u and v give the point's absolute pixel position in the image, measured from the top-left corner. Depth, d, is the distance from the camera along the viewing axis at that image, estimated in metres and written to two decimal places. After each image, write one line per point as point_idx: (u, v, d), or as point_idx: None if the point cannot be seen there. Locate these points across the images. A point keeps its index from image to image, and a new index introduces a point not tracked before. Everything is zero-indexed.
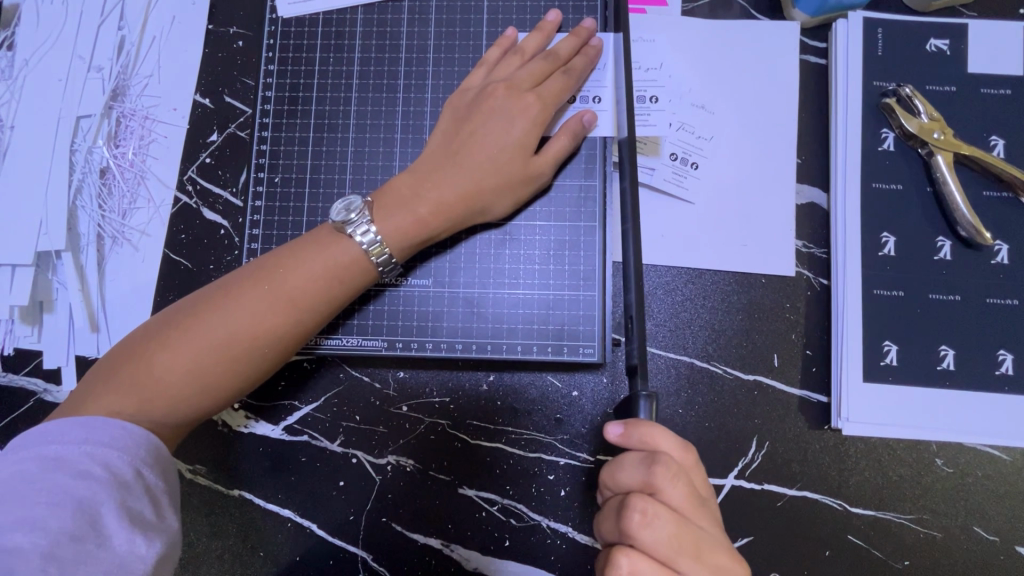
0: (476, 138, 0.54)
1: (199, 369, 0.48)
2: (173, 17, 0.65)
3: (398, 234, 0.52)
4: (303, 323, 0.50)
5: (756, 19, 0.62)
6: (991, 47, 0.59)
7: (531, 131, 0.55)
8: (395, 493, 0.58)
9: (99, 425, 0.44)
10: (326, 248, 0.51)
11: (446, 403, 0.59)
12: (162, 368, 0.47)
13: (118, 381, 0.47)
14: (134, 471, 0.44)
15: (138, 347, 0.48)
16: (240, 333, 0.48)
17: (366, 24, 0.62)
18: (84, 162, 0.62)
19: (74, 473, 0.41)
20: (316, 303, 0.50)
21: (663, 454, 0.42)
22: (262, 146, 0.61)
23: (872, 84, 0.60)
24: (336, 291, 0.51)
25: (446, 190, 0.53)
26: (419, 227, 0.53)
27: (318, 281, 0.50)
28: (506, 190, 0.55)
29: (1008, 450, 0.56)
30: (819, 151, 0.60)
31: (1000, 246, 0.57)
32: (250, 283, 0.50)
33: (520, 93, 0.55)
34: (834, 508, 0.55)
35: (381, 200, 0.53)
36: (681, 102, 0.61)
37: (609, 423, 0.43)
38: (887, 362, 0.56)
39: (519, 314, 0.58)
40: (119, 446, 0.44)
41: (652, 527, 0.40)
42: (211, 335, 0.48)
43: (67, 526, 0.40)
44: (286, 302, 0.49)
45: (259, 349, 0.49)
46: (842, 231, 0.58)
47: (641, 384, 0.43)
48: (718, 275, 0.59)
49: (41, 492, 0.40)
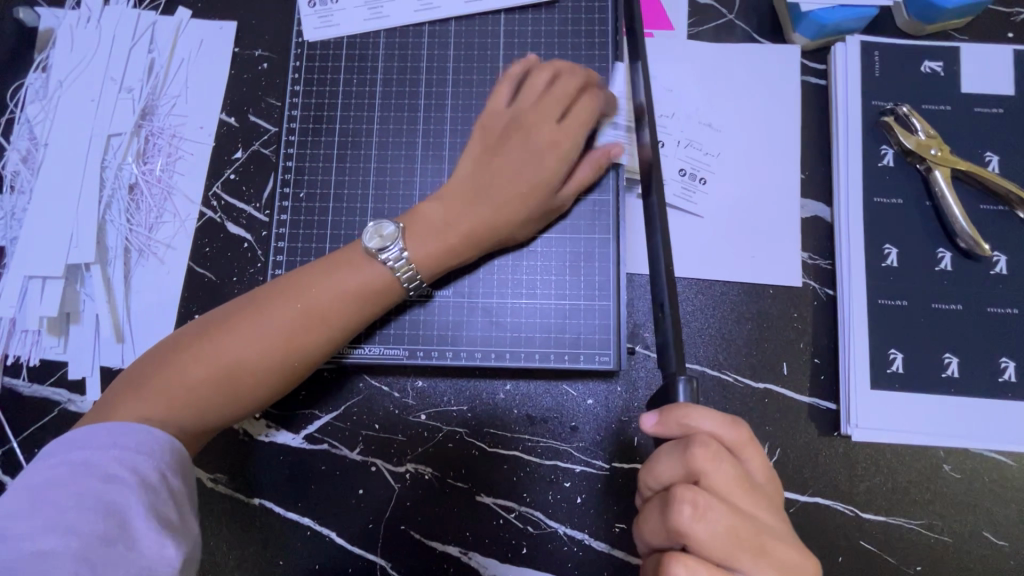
0: (502, 167, 0.57)
1: (227, 379, 0.49)
2: (201, 40, 0.68)
3: (430, 258, 0.55)
4: (331, 339, 0.52)
5: (758, 42, 0.66)
6: (982, 68, 0.62)
7: (563, 166, 0.57)
8: (413, 501, 0.59)
9: (125, 430, 0.45)
10: (356, 269, 0.53)
11: (464, 411, 0.60)
12: (192, 378, 0.49)
13: (147, 389, 0.48)
14: (160, 475, 0.44)
15: (169, 357, 0.50)
16: (271, 349, 0.50)
17: (387, 47, 0.65)
18: (114, 178, 0.64)
19: (104, 477, 0.42)
20: (343, 320, 0.52)
21: (701, 435, 0.41)
22: (287, 163, 0.64)
23: (870, 103, 0.62)
24: (364, 311, 0.53)
25: (475, 220, 0.56)
26: (447, 254, 0.55)
27: (346, 300, 0.52)
28: (532, 219, 0.58)
29: (1013, 455, 0.57)
30: (821, 167, 0.63)
31: (998, 257, 0.59)
32: (281, 299, 0.51)
33: (551, 127, 0.57)
34: (845, 514, 0.56)
35: (412, 225, 0.55)
36: (690, 120, 0.64)
37: (644, 413, 0.44)
38: (893, 369, 0.57)
39: (536, 324, 0.60)
40: (146, 452, 0.45)
41: (706, 520, 0.39)
42: (241, 348, 0.50)
43: (97, 529, 0.40)
44: (314, 318, 0.51)
45: (289, 364, 0.51)
46: (845, 243, 0.60)
47: (677, 367, 0.44)
48: (728, 285, 0.61)
49: (72, 497, 0.41)
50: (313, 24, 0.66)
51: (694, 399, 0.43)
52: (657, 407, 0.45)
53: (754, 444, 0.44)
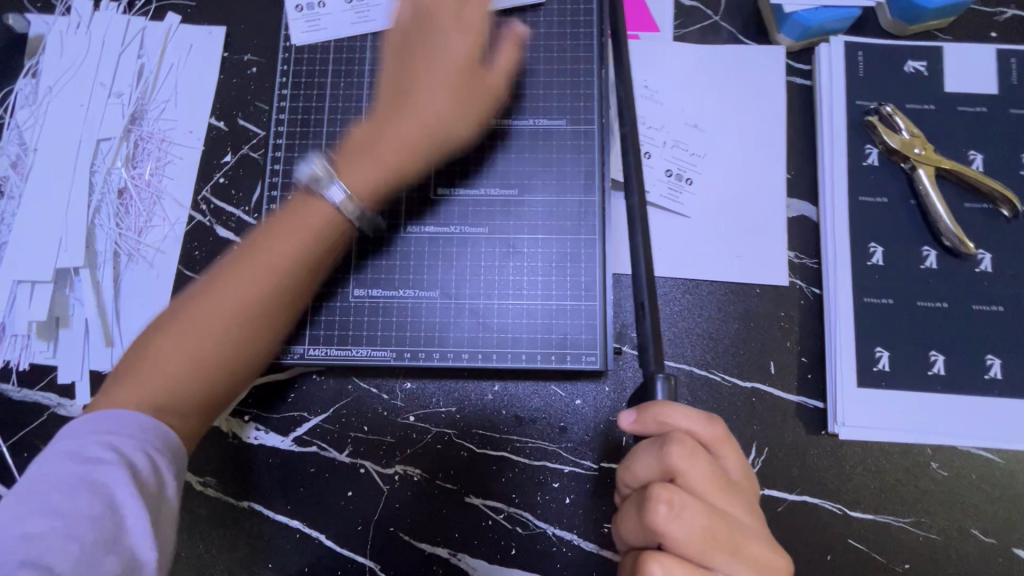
0: (425, 47, 0.56)
1: (207, 350, 0.48)
2: (190, 45, 0.68)
3: (365, 182, 0.53)
4: (291, 287, 0.51)
5: (743, 44, 0.66)
6: (965, 67, 0.63)
7: (463, 82, 0.56)
8: (402, 503, 0.59)
9: (110, 417, 0.43)
10: (299, 206, 0.52)
11: (453, 412, 0.60)
12: (172, 355, 0.47)
13: (129, 378, 0.46)
14: (144, 454, 0.43)
15: (144, 346, 0.48)
16: (236, 302, 0.49)
17: (374, 51, 0.66)
18: (103, 183, 0.65)
19: (89, 460, 0.41)
20: (298, 266, 0.51)
21: (677, 433, 0.42)
22: (275, 167, 0.64)
23: (855, 103, 0.63)
24: (317, 249, 0.51)
25: (402, 133, 0.54)
26: (383, 172, 0.53)
27: (296, 239, 0.51)
28: (461, 117, 0.56)
29: (1000, 452, 0.57)
30: (807, 167, 0.64)
31: (982, 255, 0.59)
32: (237, 258, 0.50)
33: (455, 15, 0.56)
34: (834, 512, 0.57)
35: (344, 156, 0.54)
36: (676, 121, 0.64)
37: (623, 411, 0.45)
38: (879, 367, 0.58)
39: (523, 324, 0.60)
40: (131, 433, 0.43)
41: (681, 518, 0.39)
42: (211, 315, 0.48)
43: (84, 509, 0.39)
44: (271, 273, 0.50)
45: (253, 317, 0.49)
46: (831, 243, 0.60)
47: (656, 366, 0.46)
48: (714, 285, 0.61)
49: (60, 481, 0.40)
50: (301, 29, 0.67)
51: (672, 397, 0.45)
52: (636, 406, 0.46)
53: (729, 442, 0.44)
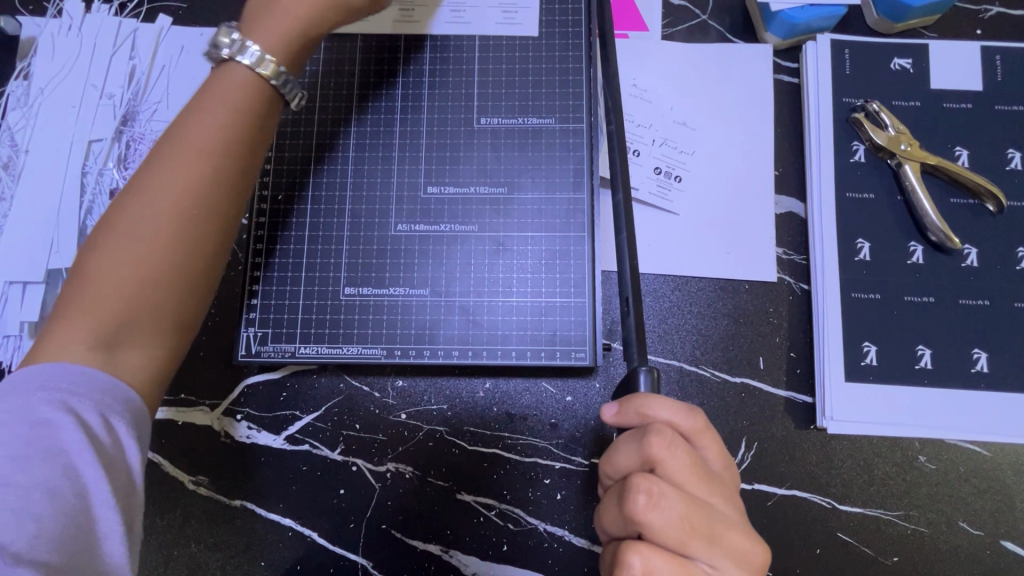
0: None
1: (140, 264, 0.42)
2: (182, 47, 0.69)
3: (271, 37, 0.49)
4: (228, 118, 0.46)
5: (731, 42, 0.67)
6: (951, 65, 0.63)
7: None
8: (394, 500, 0.59)
9: (58, 369, 0.39)
10: (217, 90, 0.47)
11: (444, 410, 0.61)
12: (108, 273, 0.41)
13: (65, 316, 0.41)
14: (100, 416, 0.39)
15: (74, 279, 0.42)
16: (169, 177, 0.44)
17: (364, 50, 0.66)
18: (95, 183, 0.65)
19: (35, 422, 0.37)
20: (232, 93, 0.47)
21: (657, 425, 0.42)
22: (266, 167, 0.64)
23: (841, 100, 0.63)
24: (246, 105, 0.48)
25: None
26: (292, 29, 0.50)
27: (224, 105, 0.47)
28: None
29: (988, 446, 0.57)
30: (795, 165, 0.64)
31: (968, 250, 0.60)
32: (156, 158, 0.45)
33: None
34: (823, 506, 0.57)
35: (252, 22, 0.50)
36: (664, 120, 0.65)
37: (605, 403, 0.45)
38: (867, 362, 0.58)
39: (513, 321, 0.60)
40: (80, 390, 0.39)
41: (659, 508, 0.40)
42: (138, 227, 0.43)
43: (39, 479, 0.36)
44: (196, 150, 0.45)
45: (194, 153, 0.45)
46: (819, 239, 0.61)
47: (640, 359, 0.46)
48: (704, 281, 0.62)
49: (4, 446, 0.36)
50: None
51: (655, 389, 0.46)
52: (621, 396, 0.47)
53: (709, 433, 0.45)
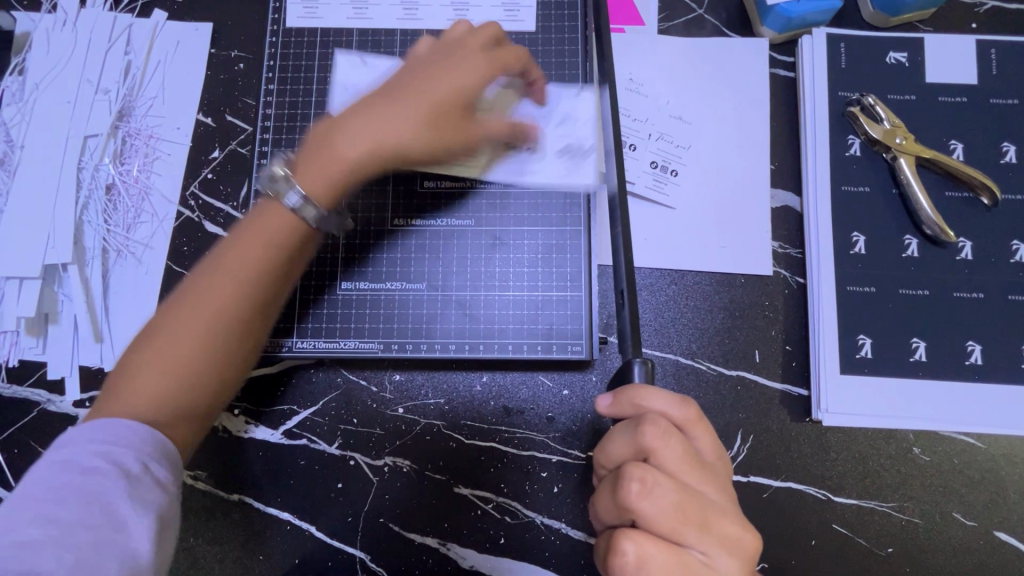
0: (421, 80, 0.53)
1: (173, 370, 0.45)
2: (177, 42, 0.68)
3: (314, 172, 0.49)
4: (271, 243, 0.48)
5: (727, 36, 0.67)
6: (946, 58, 0.64)
7: (467, 80, 0.53)
8: (392, 494, 0.59)
9: (92, 430, 0.42)
10: (263, 210, 0.49)
11: (441, 404, 0.61)
12: (145, 368, 0.45)
13: (109, 397, 0.45)
14: (141, 464, 0.42)
15: (121, 365, 0.46)
16: (208, 294, 0.46)
17: (360, 45, 0.66)
18: (91, 179, 0.65)
19: (81, 470, 0.40)
20: (276, 217, 0.49)
21: (651, 416, 0.43)
22: (262, 162, 0.64)
23: (837, 94, 0.64)
24: (285, 234, 0.49)
25: (362, 135, 0.50)
26: (337, 168, 0.50)
27: (267, 230, 0.48)
28: (427, 136, 0.52)
29: (982, 438, 0.58)
30: (791, 158, 0.64)
31: (963, 243, 0.60)
32: (202, 266, 0.48)
33: (468, 49, 0.54)
34: (818, 498, 0.57)
35: (300, 159, 0.51)
36: (660, 114, 0.65)
37: (601, 395, 0.46)
38: (863, 355, 0.58)
39: (510, 316, 0.60)
40: (122, 442, 0.42)
41: (652, 495, 0.40)
42: (177, 328, 0.46)
43: (79, 516, 0.39)
44: (238, 275, 0.47)
45: (234, 274, 0.47)
46: (815, 232, 0.61)
47: (634, 351, 0.46)
48: (700, 275, 0.62)
49: (54, 490, 0.40)
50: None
51: (651, 379, 0.46)
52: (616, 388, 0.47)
53: (703, 423, 0.45)
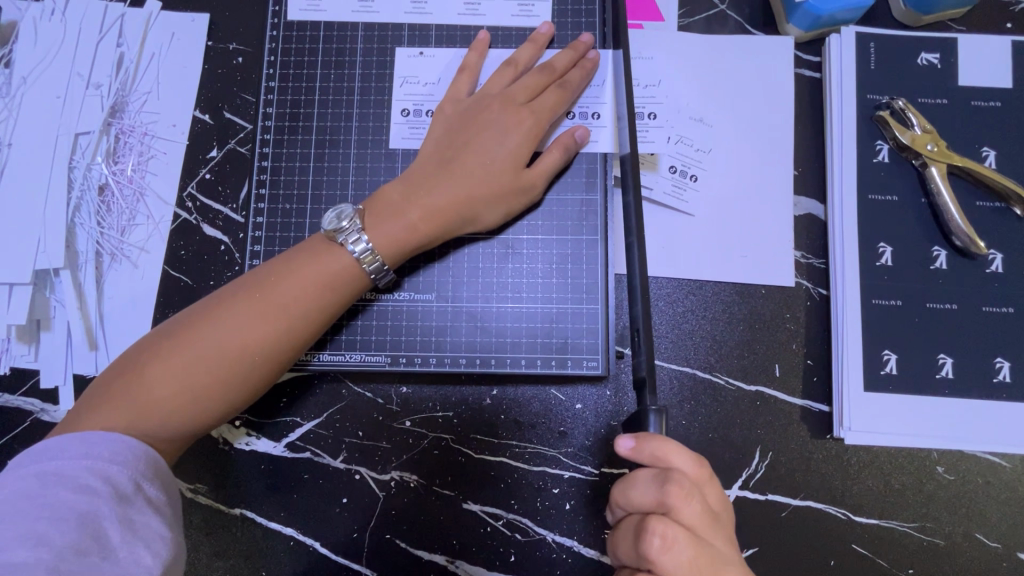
0: (473, 144, 0.56)
1: (195, 383, 0.47)
2: (172, 34, 0.65)
3: (390, 242, 0.53)
4: (323, 300, 0.51)
5: (751, 34, 0.64)
6: (980, 60, 0.61)
7: (524, 143, 0.56)
8: (398, 509, 0.57)
9: (98, 439, 0.43)
10: (318, 259, 0.52)
11: (449, 417, 0.59)
12: (163, 384, 0.47)
13: (120, 399, 0.46)
14: (134, 484, 0.43)
15: (134, 367, 0.47)
16: (249, 334, 0.49)
17: (366, 41, 0.63)
18: (83, 179, 0.62)
19: (75, 487, 0.41)
20: (331, 274, 0.51)
21: (675, 472, 0.42)
22: (263, 163, 0.61)
23: (866, 97, 0.61)
24: (337, 297, 0.52)
25: (436, 197, 0.54)
26: (410, 234, 0.53)
27: (321, 286, 0.51)
28: (494, 200, 0.55)
29: (1008, 457, 0.56)
30: (815, 163, 0.61)
31: (993, 256, 0.58)
32: (243, 295, 0.50)
33: (516, 108, 0.57)
34: (838, 518, 0.56)
35: (372, 209, 0.54)
36: (680, 115, 0.62)
37: (620, 436, 0.43)
38: (887, 371, 0.56)
39: (522, 328, 0.58)
40: (119, 461, 0.43)
41: (672, 550, 0.40)
42: (208, 353, 0.48)
43: (71, 540, 0.39)
44: (282, 315, 0.50)
45: (280, 322, 0.50)
46: (839, 242, 0.59)
47: (652, 399, 0.43)
48: (719, 286, 0.59)
49: (44, 508, 0.40)
50: (402, 134, 0.61)
51: (665, 430, 0.43)
52: (631, 431, 0.45)
53: (715, 479, 0.44)
